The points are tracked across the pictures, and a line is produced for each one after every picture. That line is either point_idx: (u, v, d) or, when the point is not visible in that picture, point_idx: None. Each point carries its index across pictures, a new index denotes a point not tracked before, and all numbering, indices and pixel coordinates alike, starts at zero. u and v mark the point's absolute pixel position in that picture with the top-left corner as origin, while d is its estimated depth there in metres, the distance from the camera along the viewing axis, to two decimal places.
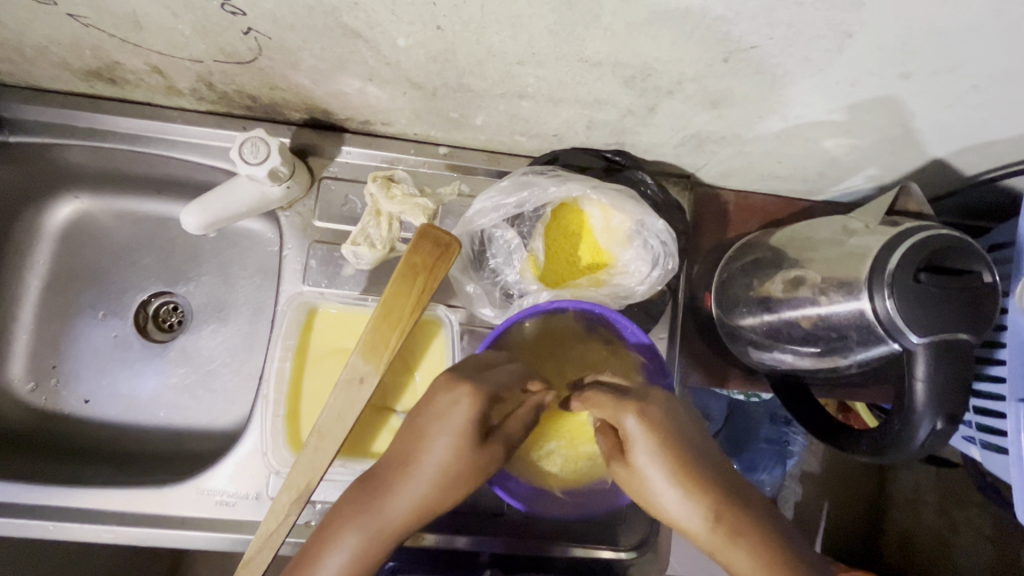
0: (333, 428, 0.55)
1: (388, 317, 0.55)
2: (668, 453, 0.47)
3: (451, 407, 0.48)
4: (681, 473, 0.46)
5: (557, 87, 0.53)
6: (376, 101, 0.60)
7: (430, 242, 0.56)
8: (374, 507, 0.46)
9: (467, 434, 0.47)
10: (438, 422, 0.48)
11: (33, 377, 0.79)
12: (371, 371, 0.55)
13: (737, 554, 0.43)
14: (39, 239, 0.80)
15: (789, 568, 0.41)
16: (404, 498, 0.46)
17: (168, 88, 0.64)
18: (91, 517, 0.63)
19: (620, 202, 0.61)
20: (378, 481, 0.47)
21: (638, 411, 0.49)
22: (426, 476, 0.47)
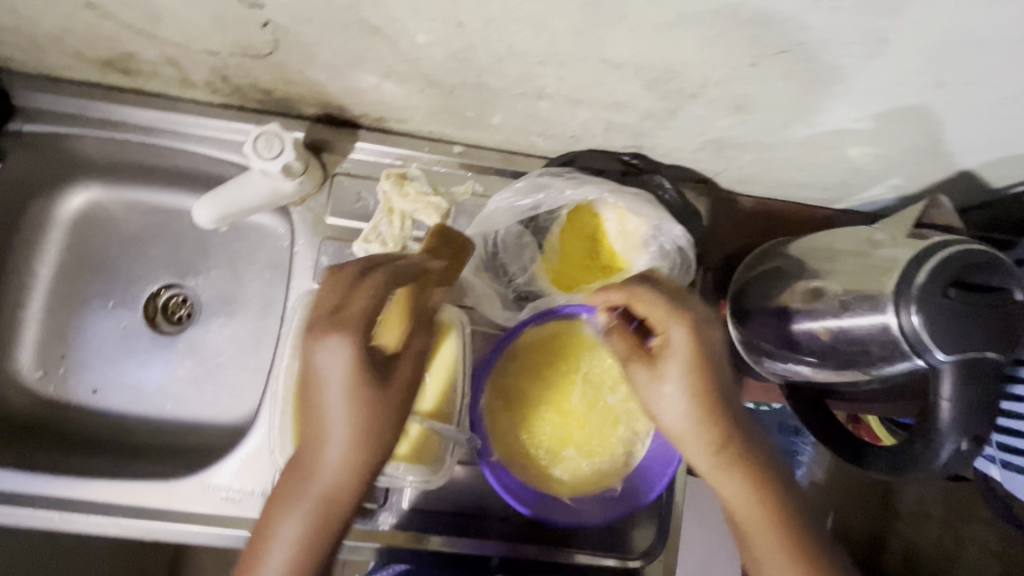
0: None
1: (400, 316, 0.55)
2: (699, 373, 0.51)
3: (330, 361, 0.46)
4: (700, 390, 0.51)
5: (577, 88, 0.52)
6: (392, 98, 0.59)
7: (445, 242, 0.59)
8: (301, 483, 0.47)
9: (352, 385, 0.46)
10: (325, 378, 0.46)
11: (41, 366, 0.78)
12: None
13: (730, 477, 0.49)
14: (50, 228, 0.79)
15: (768, 482, 0.49)
16: (323, 462, 0.47)
17: (182, 80, 0.63)
18: (97, 508, 0.63)
19: (637, 206, 0.59)
20: (299, 462, 0.48)
21: (692, 324, 0.51)
22: (333, 436, 0.47)
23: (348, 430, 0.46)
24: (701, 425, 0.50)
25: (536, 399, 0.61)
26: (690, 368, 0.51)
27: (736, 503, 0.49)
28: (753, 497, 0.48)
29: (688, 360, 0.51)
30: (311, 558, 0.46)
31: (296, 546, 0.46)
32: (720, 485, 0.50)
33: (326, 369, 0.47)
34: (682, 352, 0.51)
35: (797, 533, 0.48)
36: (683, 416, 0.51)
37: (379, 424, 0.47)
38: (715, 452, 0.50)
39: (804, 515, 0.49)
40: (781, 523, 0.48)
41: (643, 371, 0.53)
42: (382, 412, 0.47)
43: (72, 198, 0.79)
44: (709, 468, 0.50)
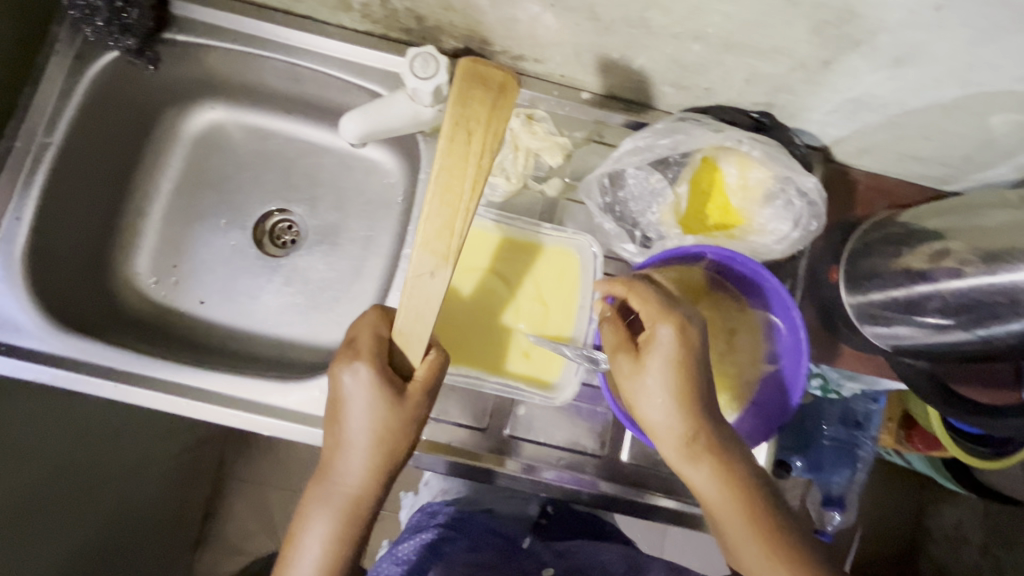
0: (417, 323, 0.53)
1: (443, 189, 0.49)
2: (682, 371, 0.53)
3: (354, 383, 0.54)
4: (678, 388, 0.53)
5: (739, 30, 0.54)
6: (545, 31, 0.61)
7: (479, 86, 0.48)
8: (331, 485, 0.56)
9: (375, 404, 0.54)
10: (348, 395, 0.55)
11: (155, 273, 0.81)
12: (440, 263, 0.50)
13: (698, 470, 0.53)
14: (175, 141, 0.82)
15: (738, 483, 0.53)
16: (350, 463, 0.56)
17: (340, 1, 0.66)
18: (221, 400, 0.67)
19: (772, 156, 0.61)
20: (327, 465, 0.57)
21: (678, 324, 0.52)
22: (356, 443, 0.56)
23: (367, 439, 0.55)
24: (677, 418, 0.53)
25: None
26: (671, 367, 0.53)
27: (704, 491, 0.53)
28: (720, 486, 0.53)
29: (674, 356, 0.53)
30: (338, 551, 0.56)
31: (332, 540, 0.55)
32: (690, 473, 0.54)
33: (346, 392, 0.55)
34: (665, 351, 0.53)
35: (761, 512, 0.52)
36: (660, 414, 0.53)
37: (395, 434, 0.55)
38: (688, 446, 0.53)
39: (771, 496, 0.53)
40: (749, 517, 0.52)
41: (626, 364, 0.55)
42: (386, 417, 0.54)
43: (198, 117, 0.83)
44: (677, 457, 0.54)
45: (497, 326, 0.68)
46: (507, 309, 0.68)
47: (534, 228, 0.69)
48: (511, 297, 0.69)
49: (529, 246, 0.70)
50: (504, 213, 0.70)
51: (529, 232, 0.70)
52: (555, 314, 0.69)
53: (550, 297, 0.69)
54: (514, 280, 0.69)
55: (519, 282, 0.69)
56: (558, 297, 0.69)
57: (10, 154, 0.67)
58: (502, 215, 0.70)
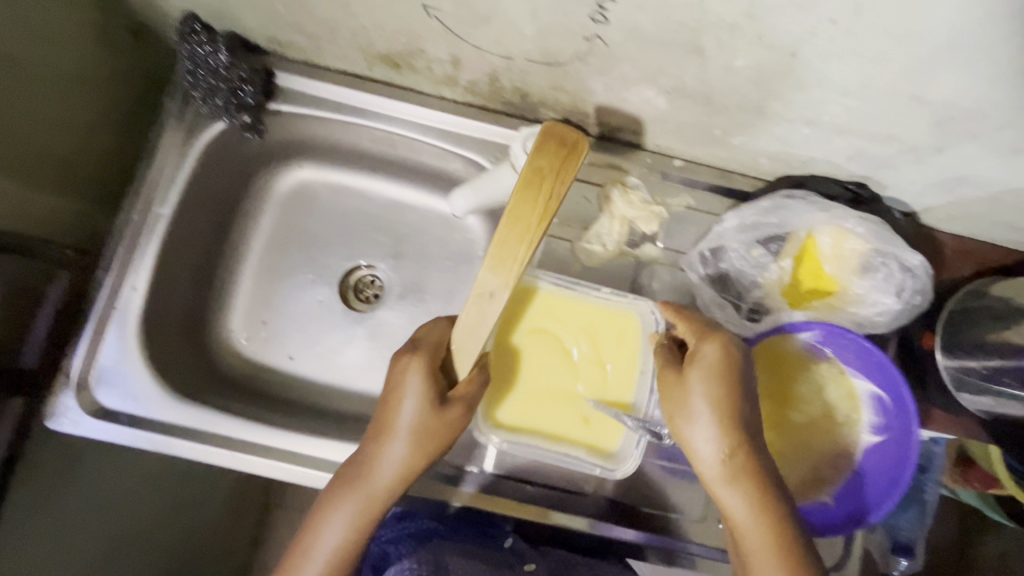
0: (468, 342, 0.54)
1: (513, 213, 0.49)
2: (725, 391, 0.52)
3: (408, 377, 0.55)
4: (721, 410, 0.51)
5: (858, 119, 0.55)
6: (654, 111, 0.63)
7: (555, 140, 0.50)
8: (359, 480, 0.56)
9: (423, 402, 0.55)
10: (399, 389, 0.56)
11: (247, 329, 0.82)
12: (501, 285, 0.49)
13: (732, 492, 0.51)
14: (266, 201, 0.84)
15: (773, 513, 0.50)
16: (384, 460, 0.56)
17: (448, 79, 0.68)
18: (329, 466, 0.68)
19: (877, 233, 0.62)
20: (361, 459, 0.57)
21: (726, 344, 0.52)
22: (394, 440, 0.56)
23: (406, 437, 0.55)
24: (717, 438, 0.51)
25: None
26: (715, 385, 0.52)
27: (738, 515, 0.50)
28: (754, 512, 0.50)
29: (716, 375, 0.52)
30: (351, 543, 0.55)
31: (348, 535, 0.55)
32: (724, 494, 0.51)
33: (399, 386, 0.56)
34: (710, 369, 0.52)
35: (786, 539, 0.50)
36: (702, 434, 0.51)
37: (433, 439, 0.56)
38: (727, 468, 0.51)
39: (801, 528, 0.51)
40: (780, 548, 0.50)
41: (670, 380, 0.55)
42: (421, 417, 0.55)
43: (287, 176, 0.84)
44: (712, 476, 0.52)
45: (558, 396, 0.66)
46: (566, 374, 0.66)
47: (594, 293, 0.67)
48: (571, 362, 0.67)
49: (588, 310, 0.67)
50: (561, 278, 0.68)
51: (588, 295, 0.67)
52: (616, 380, 0.67)
53: (610, 361, 0.67)
54: (574, 346, 0.67)
55: (579, 346, 0.67)
56: (619, 361, 0.67)
57: (125, 226, 0.69)
58: (560, 279, 0.68)
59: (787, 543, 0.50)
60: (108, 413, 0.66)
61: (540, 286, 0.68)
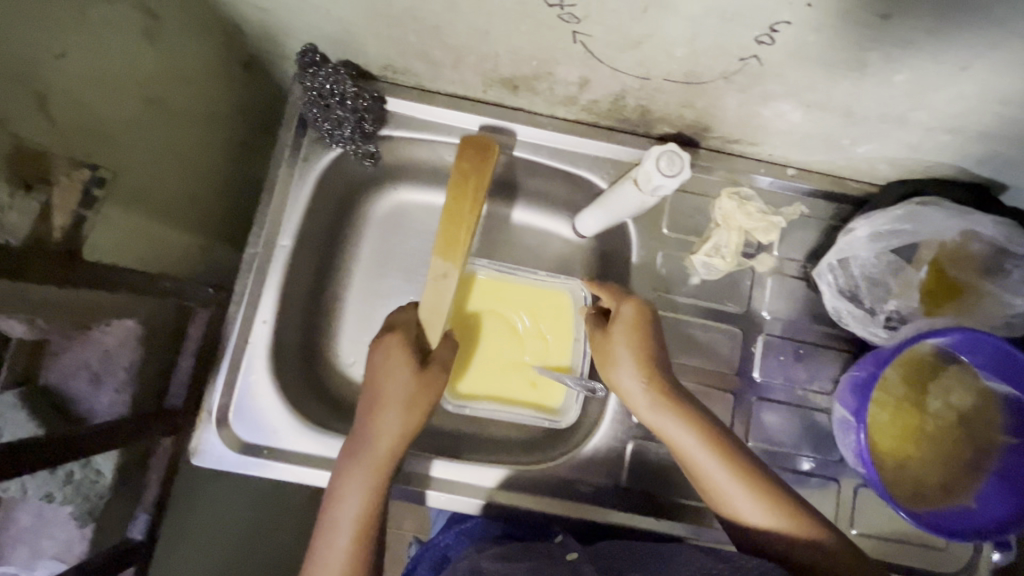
0: (433, 320, 0.66)
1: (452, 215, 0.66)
2: (642, 340, 0.62)
3: (385, 350, 0.64)
4: (642, 355, 0.62)
5: (1005, 126, 0.56)
6: (783, 124, 0.63)
7: (473, 148, 0.66)
8: (362, 451, 0.61)
9: (405, 366, 0.63)
10: (382, 363, 0.63)
11: (353, 353, 0.81)
12: (451, 266, 0.65)
13: (670, 423, 0.59)
14: (366, 224, 0.83)
15: (711, 430, 0.58)
16: (382, 427, 0.62)
17: (568, 99, 0.68)
18: (464, 489, 0.69)
19: (1015, 236, 0.62)
20: (359, 435, 0.62)
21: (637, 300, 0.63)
22: (387, 407, 0.62)
23: (401, 401, 0.62)
24: (644, 377, 0.61)
25: (879, 421, 0.66)
26: (633, 333, 0.63)
27: (681, 441, 0.58)
28: (694, 433, 0.58)
29: (634, 328, 0.63)
30: (372, 508, 0.60)
31: (365, 501, 0.59)
32: (665, 428, 0.59)
33: (382, 362, 0.63)
34: (627, 323, 0.63)
35: (735, 454, 0.57)
36: (628, 377, 0.61)
37: (424, 399, 0.63)
38: (659, 402, 0.60)
39: (741, 445, 0.59)
40: (731, 460, 0.57)
41: (600, 337, 0.65)
42: (403, 380, 0.62)
43: (385, 197, 0.84)
44: (649, 416, 0.60)
45: (505, 366, 0.74)
46: (510, 347, 0.75)
47: (529, 274, 0.75)
48: (516, 336, 0.75)
49: (526, 289, 0.75)
50: (499, 264, 0.75)
51: (524, 277, 0.75)
52: (556, 347, 0.74)
53: (550, 332, 0.74)
54: (516, 321, 0.75)
55: (521, 320, 0.75)
56: (559, 331, 0.74)
57: (250, 260, 0.70)
58: (497, 265, 0.75)
59: (734, 452, 0.57)
60: (250, 447, 0.66)
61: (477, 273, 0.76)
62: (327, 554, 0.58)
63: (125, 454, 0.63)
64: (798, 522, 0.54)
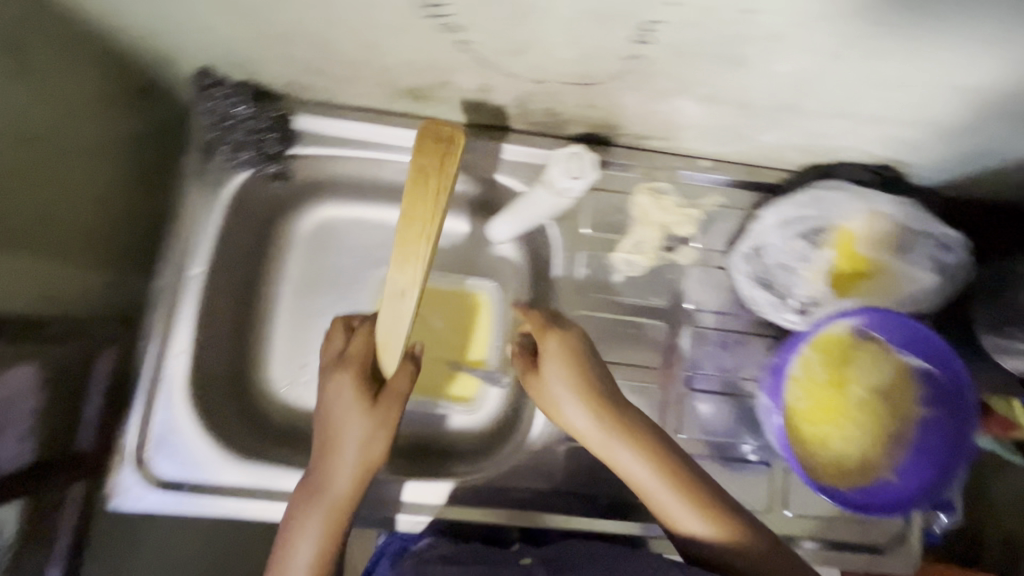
0: (392, 340, 0.60)
1: (411, 217, 0.55)
2: (578, 373, 0.60)
3: (332, 389, 0.61)
4: (577, 389, 0.59)
5: (893, 108, 0.56)
6: (685, 118, 0.64)
7: (431, 138, 0.54)
8: (314, 493, 0.58)
9: (357, 403, 0.60)
10: (332, 401, 0.60)
11: (286, 377, 0.80)
12: (408, 285, 0.56)
13: (625, 459, 0.57)
14: (290, 244, 0.82)
15: (664, 460, 0.56)
16: (337, 466, 0.58)
17: (473, 105, 0.67)
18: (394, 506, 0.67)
19: (909, 215, 0.64)
20: (312, 479, 0.59)
21: (574, 330, 0.61)
22: (341, 449, 0.59)
23: (358, 438, 0.59)
24: (586, 414, 0.59)
25: (799, 401, 0.67)
26: (565, 369, 0.60)
27: (636, 475, 0.57)
28: (648, 466, 0.56)
29: (566, 362, 0.60)
30: (326, 555, 0.57)
31: (321, 543, 0.57)
32: (621, 465, 0.57)
33: (332, 399, 0.60)
34: (557, 357, 0.60)
35: (687, 480, 0.56)
36: (569, 412, 0.59)
37: (382, 434, 0.60)
38: (603, 438, 0.58)
39: (696, 468, 0.57)
40: (687, 487, 0.55)
41: (530, 375, 0.63)
42: (360, 417, 0.59)
43: (309, 215, 0.83)
44: (597, 452, 0.59)
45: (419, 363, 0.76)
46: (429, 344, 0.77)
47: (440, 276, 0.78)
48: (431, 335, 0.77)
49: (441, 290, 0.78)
50: None
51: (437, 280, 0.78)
52: (473, 342, 0.77)
53: (465, 329, 0.77)
54: (434, 322, 0.77)
55: (437, 321, 0.77)
56: (474, 329, 0.77)
57: (161, 291, 0.68)
58: None
59: (687, 479, 0.56)
60: (172, 483, 0.64)
61: None
62: None
63: (32, 505, 0.61)
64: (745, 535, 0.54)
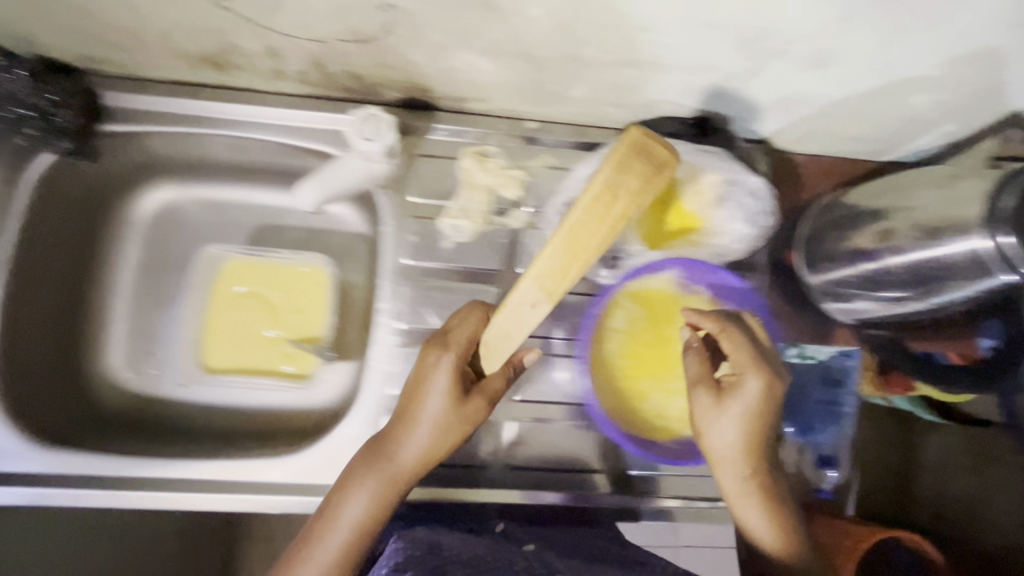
0: (501, 344, 0.54)
1: (574, 244, 0.45)
2: (755, 423, 0.56)
3: (436, 370, 0.58)
4: (755, 421, 0.56)
5: (671, 53, 0.56)
6: (484, 75, 0.63)
7: (643, 156, 0.43)
8: (383, 460, 0.59)
9: (450, 393, 0.58)
10: (430, 383, 0.59)
11: (133, 364, 0.79)
12: (545, 300, 0.47)
13: (750, 506, 0.59)
14: (130, 229, 0.80)
15: (776, 501, 0.59)
16: (406, 452, 0.59)
17: (276, 73, 0.66)
18: (210, 486, 0.67)
19: (714, 162, 0.66)
20: (382, 445, 0.60)
21: (769, 380, 0.54)
22: (423, 422, 0.59)
23: (433, 423, 0.59)
24: (742, 453, 0.57)
25: (621, 356, 0.67)
26: (751, 416, 0.56)
27: (756, 523, 0.59)
28: (771, 515, 0.59)
29: (753, 408, 0.55)
30: (368, 532, 0.58)
31: (373, 509, 0.58)
32: (743, 509, 0.59)
33: (431, 385, 0.59)
34: (750, 406, 0.55)
35: (782, 512, 0.59)
36: (721, 440, 0.57)
37: (457, 429, 0.59)
38: (747, 477, 0.58)
39: (791, 500, 0.60)
40: (781, 518, 0.59)
41: (706, 402, 0.57)
42: (444, 411, 0.58)
43: (150, 198, 0.80)
44: (738, 493, 0.59)
45: (259, 342, 0.77)
46: (269, 322, 0.77)
47: (273, 254, 0.77)
48: (269, 313, 0.77)
49: (278, 269, 0.77)
50: (246, 246, 0.77)
51: (270, 258, 0.78)
52: (311, 318, 0.77)
53: (304, 307, 0.77)
54: (273, 300, 0.77)
55: (276, 299, 0.77)
56: (313, 307, 0.77)
57: None
58: (247, 248, 0.77)
59: (791, 523, 0.59)
60: None
61: (226, 258, 0.77)
62: (309, 557, 0.57)
63: None
64: (793, 542, 0.59)
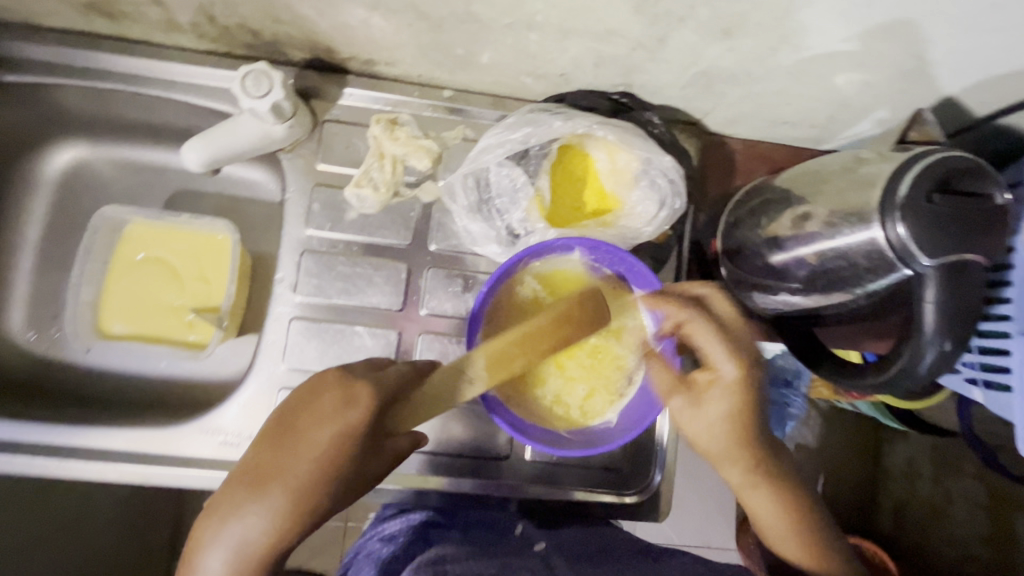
0: (422, 408, 0.50)
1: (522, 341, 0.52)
2: (743, 411, 0.52)
3: (337, 409, 0.48)
4: (739, 412, 0.52)
5: (566, 15, 0.52)
6: (382, 34, 0.59)
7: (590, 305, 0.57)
8: (231, 524, 0.45)
9: (342, 439, 0.47)
10: (322, 421, 0.47)
11: (34, 327, 0.76)
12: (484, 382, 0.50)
13: (760, 500, 0.54)
14: (35, 187, 0.77)
15: (794, 492, 0.54)
16: (265, 513, 0.45)
17: (169, 24, 0.62)
18: (94, 455, 0.64)
19: (626, 139, 0.60)
20: (238, 499, 0.46)
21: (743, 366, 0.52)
22: (295, 474, 0.46)
23: (311, 475, 0.46)
24: (737, 446, 0.53)
25: None
26: (738, 406, 0.52)
27: (767, 518, 0.54)
28: (783, 510, 0.54)
29: (736, 397, 0.52)
30: None
31: None
32: (754, 506, 0.55)
33: (319, 429, 0.47)
34: (730, 392, 0.52)
35: (798, 508, 0.54)
36: (705, 438, 0.54)
37: (340, 491, 0.47)
38: (749, 474, 0.54)
39: (806, 491, 0.55)
40: (798, 514, 0.54)
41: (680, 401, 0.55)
42: (350, 452, 0.47)
43: (58, 155, 0.77)
44: (742, 487, 0.55)
45: (160, 310, 0.73)
46: (172, 289, 0.74)
47: (177, 218, 0.74)
48: (172, 281, 0.74)
49: (183, 235, 0.74)
50: (147, 209, 0.74)
51: (174, 223, 0.74)
52: (214, 288, 0.74)
53: (209, 275, 0.74)
54: (177, 267, 0.74)
55: (180, 266, 0.74)
56: (217, 276, 0.74)
57: None
58: (151, 211, 0.74)
59: (808, 521, 0.54)
60: None
61: (129, 221, 0.74)
62: None
63: None
64: (817, 544, 0.53)
